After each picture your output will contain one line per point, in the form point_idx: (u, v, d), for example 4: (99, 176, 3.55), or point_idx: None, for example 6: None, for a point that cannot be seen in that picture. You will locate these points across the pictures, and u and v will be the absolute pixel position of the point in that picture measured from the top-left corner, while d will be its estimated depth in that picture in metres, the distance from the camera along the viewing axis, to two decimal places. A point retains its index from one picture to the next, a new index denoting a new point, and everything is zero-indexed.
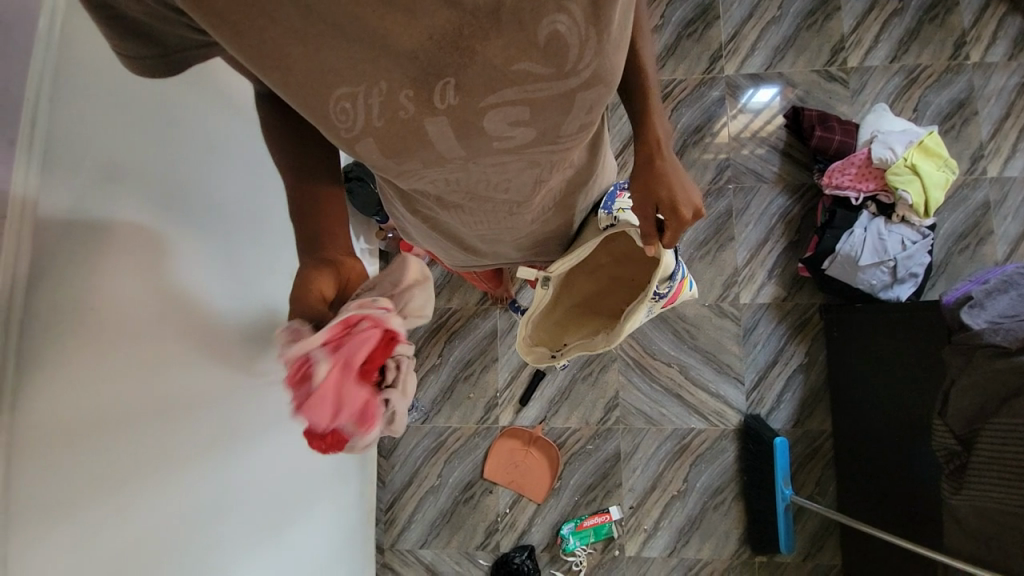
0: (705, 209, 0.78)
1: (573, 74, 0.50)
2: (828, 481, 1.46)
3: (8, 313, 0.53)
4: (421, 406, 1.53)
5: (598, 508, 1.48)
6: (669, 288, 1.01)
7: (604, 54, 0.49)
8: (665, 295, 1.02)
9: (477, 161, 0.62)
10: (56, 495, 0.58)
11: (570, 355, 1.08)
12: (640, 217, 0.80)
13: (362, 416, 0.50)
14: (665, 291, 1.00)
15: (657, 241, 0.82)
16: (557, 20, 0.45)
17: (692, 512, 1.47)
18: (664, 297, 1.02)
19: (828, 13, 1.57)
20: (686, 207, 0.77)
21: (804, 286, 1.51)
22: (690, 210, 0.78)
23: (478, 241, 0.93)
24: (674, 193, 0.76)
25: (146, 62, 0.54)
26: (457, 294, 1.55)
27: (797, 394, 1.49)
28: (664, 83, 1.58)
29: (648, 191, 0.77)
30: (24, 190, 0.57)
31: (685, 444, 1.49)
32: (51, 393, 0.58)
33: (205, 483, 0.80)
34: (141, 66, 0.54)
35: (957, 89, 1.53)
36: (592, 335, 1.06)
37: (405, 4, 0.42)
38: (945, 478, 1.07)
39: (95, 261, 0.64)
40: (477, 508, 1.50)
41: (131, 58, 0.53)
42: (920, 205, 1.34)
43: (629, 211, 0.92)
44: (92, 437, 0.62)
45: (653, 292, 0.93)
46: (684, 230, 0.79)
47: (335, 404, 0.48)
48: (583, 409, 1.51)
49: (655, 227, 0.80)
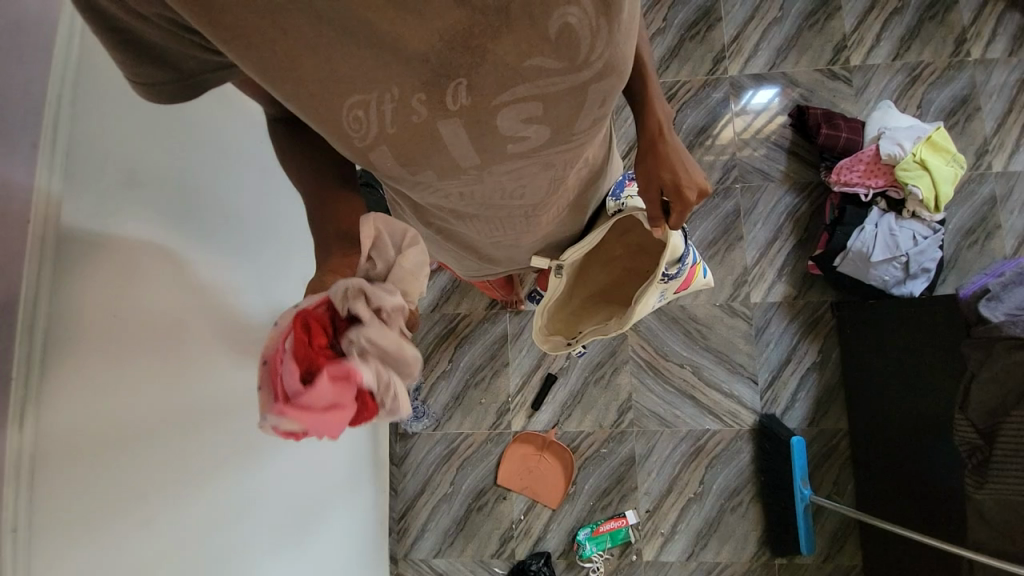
0: (709, 187, 0.77)
1: (586, 66, 0.49)
2: (846, 480, 1.45)
3: (32, 321, 0.53)
4: (432, 413, 1.51)
5: (613, 512, 1.46)
6: (679, 269, 1.00)
7: (615, 43, 0.49)
8: (676, 277, 1.01)
9: (491, 168, 0.61)
10: (80, 508, 0.57)
11: (586, 341, 1.10)
12: (646, 200, 0.80)
13: (345, 379, 0.44)
14: (676, 272, 1.00)
15: (664, 223, 0.83)
16: (568, 12, 0.44)
17: (709, 515, 1.45)
18: (675, 279, 1.02)
19: (829, 13, 1.59)
20: (691, 189, 0.77)
21: (815, 284, 1.51)
22: (695, 192, 0.78)
23: (492, 249, 0.91)
24: (678, 175, 0.76)
25: (163, 89, 0.52)
26: (466, 299, 1.54)
27: (811, 393, 1.48)
28: (667, 85, 1.59)
29: (650, 175, 0.77)
30: (47, 193, 0.56)
31: (700, 446, 1.47)
32: (74, 402, 0.57)
33: (226, 492, 0.78)
34: (156, 91, 0.52)
35: (959, 86, 1.54)
36: (607, 321, 1.07)
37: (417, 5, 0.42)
38: (968, 472, 1.05)
39: (118, 269, 0.64)
40: (491, 515, 1.48)
41: (146, 85, 0.51)
42: (931, 199, 1.34)
43: (637, 197, 0.93)
44: (117, 448, 0.61)
45: (663, 273, 0.95)
46: (689, 211, 0.79)
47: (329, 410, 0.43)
48: (596, 413, 1.50)
49: (661, 209, 0.81)
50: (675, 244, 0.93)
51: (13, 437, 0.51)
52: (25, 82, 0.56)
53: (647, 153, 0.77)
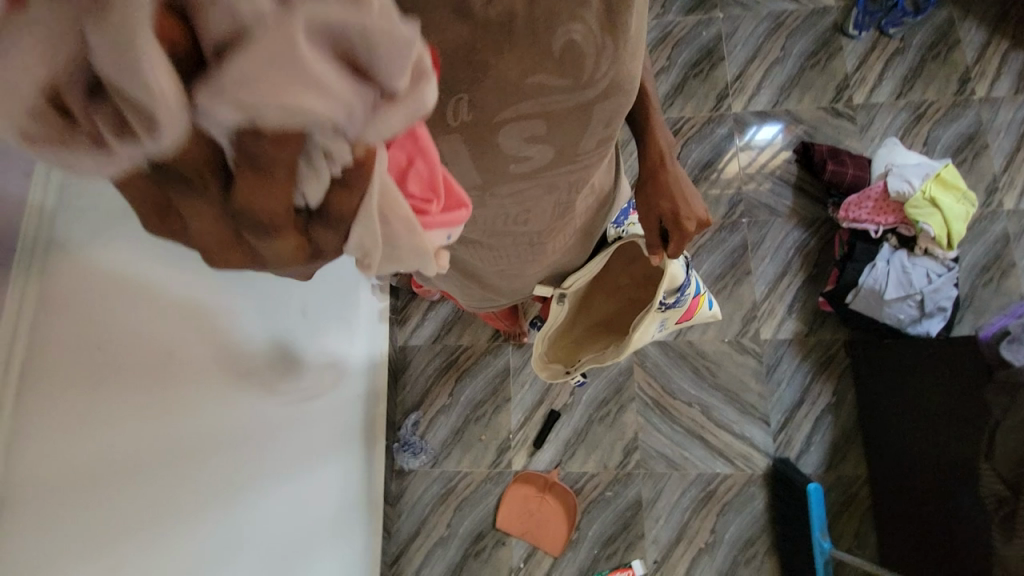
0: (709, 220, 0.75)
1: (591, 85, 0.48)
2: (868, 533, 1.36)
3: (9, 356, 0.51)
4: (430, 449, 1.46)
5: (619, 561, 1.37)
6: (677, 299, 0.96)
7: (620, 63, 0.48)
8: (675, 307, 0.97)
9: (494, 191, 0.60)
10: (40, 553, 0.52)
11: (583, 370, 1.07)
12: (644, 229, 0.77)
13: None
14: (674, 302, 0.96)
15: (662, 253, 0.79)
16: (573, 29, 0.43)
17: (722, 566, 1.36)
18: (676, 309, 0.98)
19: (830, 54, 1.61)
20: (691, 220, 0.74)
21: (827, 321, 1.47)
22: (694, 223, 0.76)
23: (496, 282, 0.88)
24: (677, 205, 0.74)
25: None
26: (467, 331, 1.51)
27: (827, 436, 1.41)
28: (671, 121, 1.60)
29: (649, 204, 0.75)
30: (37, 217, 0.55)
31: (711, 491, 1.40)
32: (49, 437, 0.54)
33: (205, 537, 0.73)
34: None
35: (965, 123, 1.54)
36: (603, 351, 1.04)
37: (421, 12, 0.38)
38: (997, 527, 0.96)
39: (115, 295, 0.62)
40: (488, 562, 1.40)
41: None
42: (943, 237, 1.31)
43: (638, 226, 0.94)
44: (87, 488, 0.57)
45: (659, 303, 0.92)
46: (689, 242, 0.76)
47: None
48: (600, 452, 1.43)
49: (660, 238, 0.77)
50: (672, 272, 0.89)
51: None
52: None
53: (647, 179, 0.75)
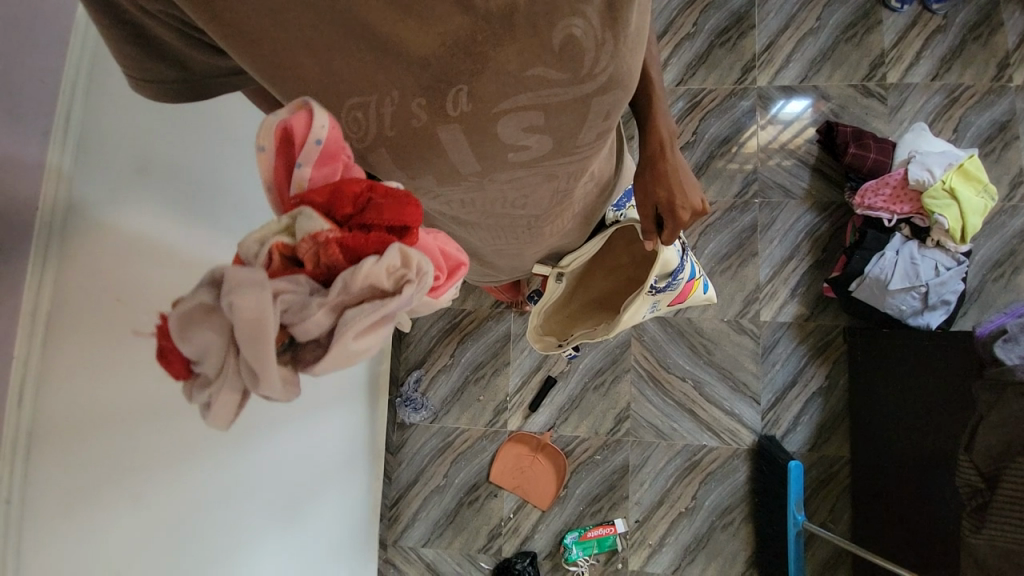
0: (705, 209, 0.76)
1: (589, 79, 0.48)
2: (843, 510, 1.42)
3: (35, 306, 0.54)
4: (431, 406, 1.53)
5: (603, 519, 1.46)
6: (669, 284, 0.98)
7: (620, 56, 0.48)
8: (666, 290, 0.99)
9: (493, 177, 0.61)
10: (69, 485, 0.58)
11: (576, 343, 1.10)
12: (640, 214, 0.78)
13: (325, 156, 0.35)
14: (666, 286, 0.98)
15: (657, 237, 0.80)
16: (573, 24, 0.43)
17: (699, 530, 1.44)
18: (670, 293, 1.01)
19: (868, 27, 1.52)
20: (686, 210, 0.75)
21: (828, 307, 1.47)
22: (690, 213, 0.76)
23: (496, 259, 0.91)
24: (674, 194, 0.74)
25: (174, 88, 0.52)
26: (471, 296, 1.55)
27: (814, 418, 1.45)
28: (692, 92, 1.55)
29: (647, 191, 0.75)
30: (59, 172, 0.58)
31: (696, 461, 1.46)
32: (73, 381, 0.59)
33: (213, 477, 0.80)
34: (150, 87, 0.52)
35: (999, 111, 1.47)
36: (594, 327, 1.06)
37: (418, 8, 0.41)
38: (966, 515, 1.01)
39: (132, 254, 0.67)
40: (480, 511, 1.50)
41: (153, 85, 0.51)
42: (957, 230, 1.28)
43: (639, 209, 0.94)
44: (106, 430, 0.62)
45: (652, 285, 0.94)
46: (683, 231, 0.77)
47: (281, 167, 0.35)
48: (592, 419, 1.49)
49: (654, 224, 0.79)
50: (666, 257, 0.91)
51: (12, 414, 0.52)
52: (41, 72, 0.58)
53: (646, 168, 0.75)
